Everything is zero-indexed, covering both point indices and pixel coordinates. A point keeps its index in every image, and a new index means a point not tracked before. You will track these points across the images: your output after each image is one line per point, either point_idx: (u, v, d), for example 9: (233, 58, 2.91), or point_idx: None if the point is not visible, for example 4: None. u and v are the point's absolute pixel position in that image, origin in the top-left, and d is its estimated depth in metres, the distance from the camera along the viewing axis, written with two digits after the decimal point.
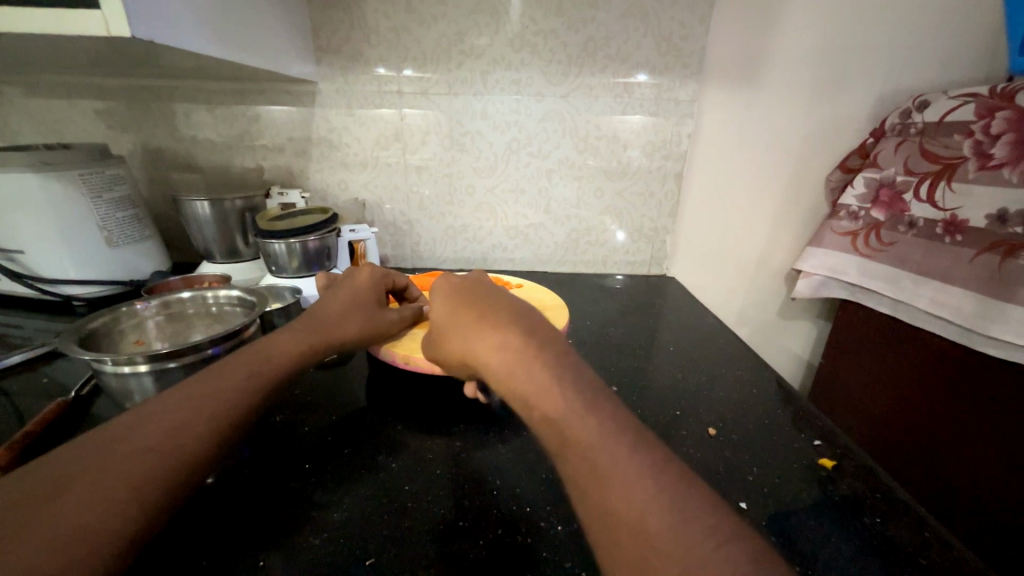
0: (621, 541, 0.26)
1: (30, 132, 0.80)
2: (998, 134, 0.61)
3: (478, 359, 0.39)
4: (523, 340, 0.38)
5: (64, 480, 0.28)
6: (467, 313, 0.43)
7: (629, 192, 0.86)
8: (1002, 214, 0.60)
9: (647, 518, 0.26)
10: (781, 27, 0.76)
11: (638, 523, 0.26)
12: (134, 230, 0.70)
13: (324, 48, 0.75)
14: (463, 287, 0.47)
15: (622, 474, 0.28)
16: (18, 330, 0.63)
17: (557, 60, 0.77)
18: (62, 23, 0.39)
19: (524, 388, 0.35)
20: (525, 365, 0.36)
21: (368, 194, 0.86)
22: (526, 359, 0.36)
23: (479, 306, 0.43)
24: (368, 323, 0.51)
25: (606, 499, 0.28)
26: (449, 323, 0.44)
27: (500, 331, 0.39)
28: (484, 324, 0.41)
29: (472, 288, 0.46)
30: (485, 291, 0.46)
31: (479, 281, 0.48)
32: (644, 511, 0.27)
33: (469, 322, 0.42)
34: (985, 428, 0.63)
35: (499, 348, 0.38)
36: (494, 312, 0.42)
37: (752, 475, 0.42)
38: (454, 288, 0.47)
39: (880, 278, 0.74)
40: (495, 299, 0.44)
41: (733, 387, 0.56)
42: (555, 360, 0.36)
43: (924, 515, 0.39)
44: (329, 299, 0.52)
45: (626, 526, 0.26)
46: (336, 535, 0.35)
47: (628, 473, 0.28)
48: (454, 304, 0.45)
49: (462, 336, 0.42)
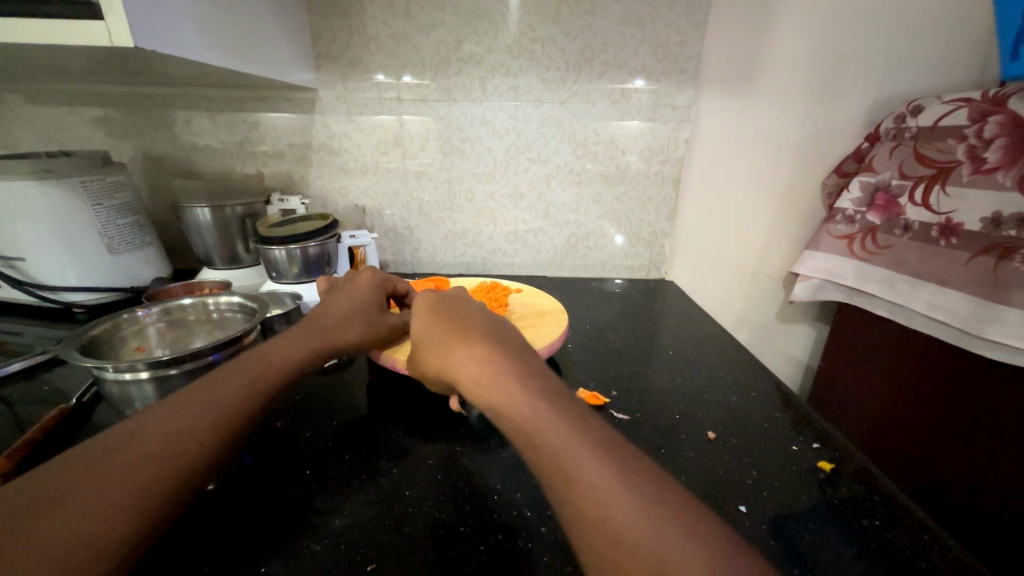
0: (600, 543, 0.26)
1: (31, 140, 0.80)
2: (991, 138, 0.62)
3: (455, 371, 0.39)
4: (497, 353, 0.38)
5: (65, 487, 0.28)
6: (445, 327, 0.43)
7: (628, 196, 0.87)
8: (997, 217, 0.61)
9: (626, 520, 0.26)
10: (775, 33, 0.77)
11: (619, 525, 0.26)
12: (134, 237, 0.71)
13: (324, 56, 0.76)
14: (444, 303, 0.47)
15: (600, 480, 0.28)
16: (18, 338, 0.63)
17: (556, 66, 0.78)
18: (65, 33, 0.39)
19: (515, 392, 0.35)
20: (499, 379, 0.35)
21: (368, 200, 0.86)
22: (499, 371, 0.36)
23: (457, 321, 0.43)
24: (369, 330, 0.51)
25: (586, 502, 0.27)
26: (428, 337, 0.44)
27: (477, 344, 0.39)
28: (460, 337, 0.41)
29: (453, 304, 0.47)
30: (466, 307, 0.46)
31: (457, 297, 0.49)
32: (626, 513, 0.26)
33: (445, 335, 0.42)
34: (982, 430, 0.64)
35: (473, 359, 0.38)
36: (472, 327, 0.42)
37: (752, 478, 0.42)
38: (434, 303, 0.47)
39: (877, 281, 0.74)
40: (474, 316, 0.44)
41: (733, 391, 0.56)
42: (526, 370, 0.36)
43: (922, 517, 0.39)
44: (331, 301, 0.52)
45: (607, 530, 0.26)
46: (336, 541, 0.35)
47: (607, 479, 0.28)
48: (434, 318, 0.45)
49: (439, 349, 0.41)
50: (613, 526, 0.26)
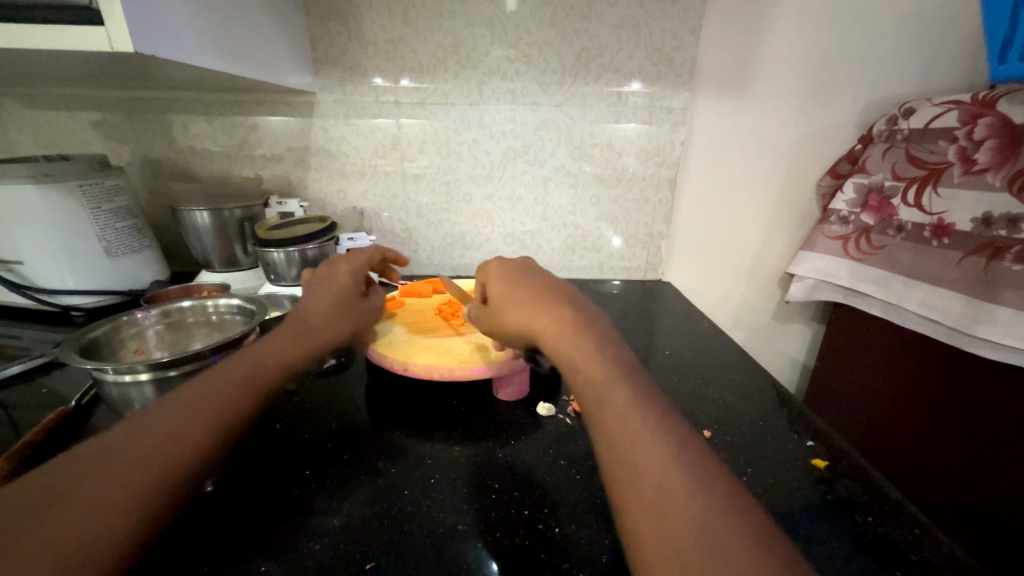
0: (639, 535, 0.29)
1: (30, 145, 0.81)
2: (981, 140, 0.63)
3: (535, 330, 0.41)
4: (577, 320, 0.41)
5: (68, 487, 0.29)
6: (513, 287, 0.45)
7: (624, 199, 0.88)
8: (987, 217, 0.62)
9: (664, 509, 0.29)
10: (770, 35, 0.78)
11: (654, 515, 0.29)
12: (133, 240, 0.71)
13: (322, 60, 0.76)
14: (509, 263, 0.50)
15: (638, 472, 0.31)
16: (16, 341, 0.63)
17: (552, 69, 0.78)
18: (63, 39, 0.40)
19: (575, 356, 0.38)
20: (579, 342, 0.39)
21: (366, 203, 0.87)
22: (580, 335, 0.39)
23: (524, 282, 0.46)
24: (353, 324, 0.51)
25: (629, 494, 0.30)
26: (504, 296, 0.45)
27: (558, 312, 0.42)
28: (540, 299, 0.43)
29: (519, 265, 0.49)
30: (535, 269, 0.49)
31: (525, 262, 0.51)
32: (668, 508, 0.29)
33: (524, 296, 0.44)
34: (975, 428, 0.64)
35: (557, 321, 0.41)
36: (548, 289, 0.44)
37: (748, 476, 0.43)
38: (504, 263, 0.49)
39: (870, 281, 0.75)
40: (540, 276, 0.47)
41: (729, 390, 0.57)
42: (599, 334, 0.40)
43: (917, 513, 0.39)
44: (313, 299, 0.51)
45: (650, 521, 0.29)
46: (336, 540, 0.35)
47: (647, 474, 0.30)
48: (508, 278, 0.47)
49: (508, 309, 0.44)
50: (647, 513, 0.29)
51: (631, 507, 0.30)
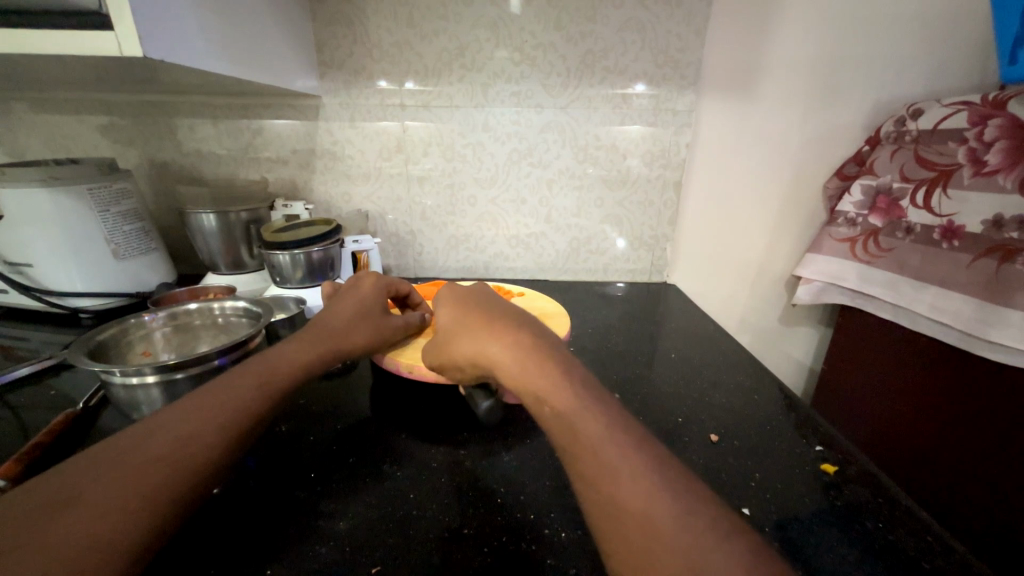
0: (635, 540, 0.28)
1: (39, 148, 0.82)
2: (991, 141, 0.62)
3: (487, 359, 0.42)
4: (525, 342, 0.41)
5: (79, 488, 0.29)
6: (465, 322, 0.47)
7: (629, 200, 0.87)
8: (998, 219, 0.61)
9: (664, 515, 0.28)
10: (775, 36, 0.77)
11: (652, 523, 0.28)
12: (140, 243, 0.71)
13: (328, 63, 0.77)
14: (459, 300, 0.52)
15: (637, 479, 0.30)
16: (25, 342, 0.64)
17: (557, 72, 0.78)
18: (74, 44, 0.40)
19: (537, 379, 0.38)
20: (532, 362, 0.39)
21: (370, 206, 0.87)
22: (531, 355, 0.40)
23: (473, 315, 0.47)
24: (373, 332, 0.51)
25: (625, 503, 0.30)
26: (456, 328, 0.47)
27: (505, 336, 0.42)
28: (486, 327, 0.44)
29: (470, 299, 0.51)
30: (486, 300, 0.51)
31: (481, 291, 0.53)
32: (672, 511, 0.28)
33: (473, 326, 0.45)
34: (988, 433, 0.63)
35: (505, 347, 0.41)
36: (495, 317, 0.46)
37: (755, 481, 0.42)
38: (455, 301, 0.52)
39: (880, 284, 0.74)
40: (490, 307, 0.49)
41: (735, 395, 0.56)
42: (557, 357, 0.40)
43: (929, 521, 0.39)
44: (335, 309, 0.52)
45: (644, 529, 0.28)
46: (343, 544, 0.35)
47: (648, 486, 0.30)
48: (460, 313, 0.49)
49: (462, 343, 0.45)
50: (649, 523, 0.28)
51: (628, 515, 0.29)
